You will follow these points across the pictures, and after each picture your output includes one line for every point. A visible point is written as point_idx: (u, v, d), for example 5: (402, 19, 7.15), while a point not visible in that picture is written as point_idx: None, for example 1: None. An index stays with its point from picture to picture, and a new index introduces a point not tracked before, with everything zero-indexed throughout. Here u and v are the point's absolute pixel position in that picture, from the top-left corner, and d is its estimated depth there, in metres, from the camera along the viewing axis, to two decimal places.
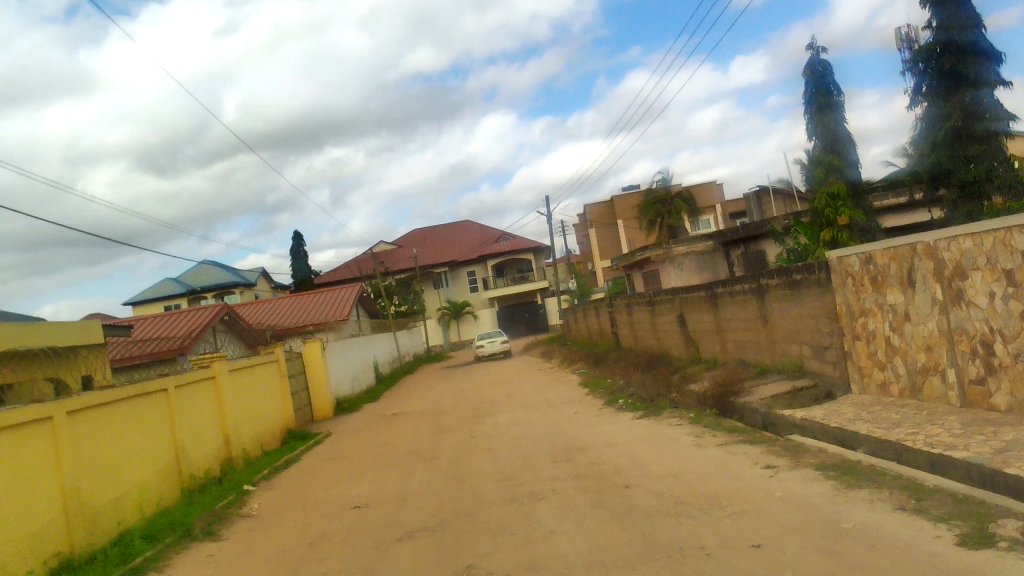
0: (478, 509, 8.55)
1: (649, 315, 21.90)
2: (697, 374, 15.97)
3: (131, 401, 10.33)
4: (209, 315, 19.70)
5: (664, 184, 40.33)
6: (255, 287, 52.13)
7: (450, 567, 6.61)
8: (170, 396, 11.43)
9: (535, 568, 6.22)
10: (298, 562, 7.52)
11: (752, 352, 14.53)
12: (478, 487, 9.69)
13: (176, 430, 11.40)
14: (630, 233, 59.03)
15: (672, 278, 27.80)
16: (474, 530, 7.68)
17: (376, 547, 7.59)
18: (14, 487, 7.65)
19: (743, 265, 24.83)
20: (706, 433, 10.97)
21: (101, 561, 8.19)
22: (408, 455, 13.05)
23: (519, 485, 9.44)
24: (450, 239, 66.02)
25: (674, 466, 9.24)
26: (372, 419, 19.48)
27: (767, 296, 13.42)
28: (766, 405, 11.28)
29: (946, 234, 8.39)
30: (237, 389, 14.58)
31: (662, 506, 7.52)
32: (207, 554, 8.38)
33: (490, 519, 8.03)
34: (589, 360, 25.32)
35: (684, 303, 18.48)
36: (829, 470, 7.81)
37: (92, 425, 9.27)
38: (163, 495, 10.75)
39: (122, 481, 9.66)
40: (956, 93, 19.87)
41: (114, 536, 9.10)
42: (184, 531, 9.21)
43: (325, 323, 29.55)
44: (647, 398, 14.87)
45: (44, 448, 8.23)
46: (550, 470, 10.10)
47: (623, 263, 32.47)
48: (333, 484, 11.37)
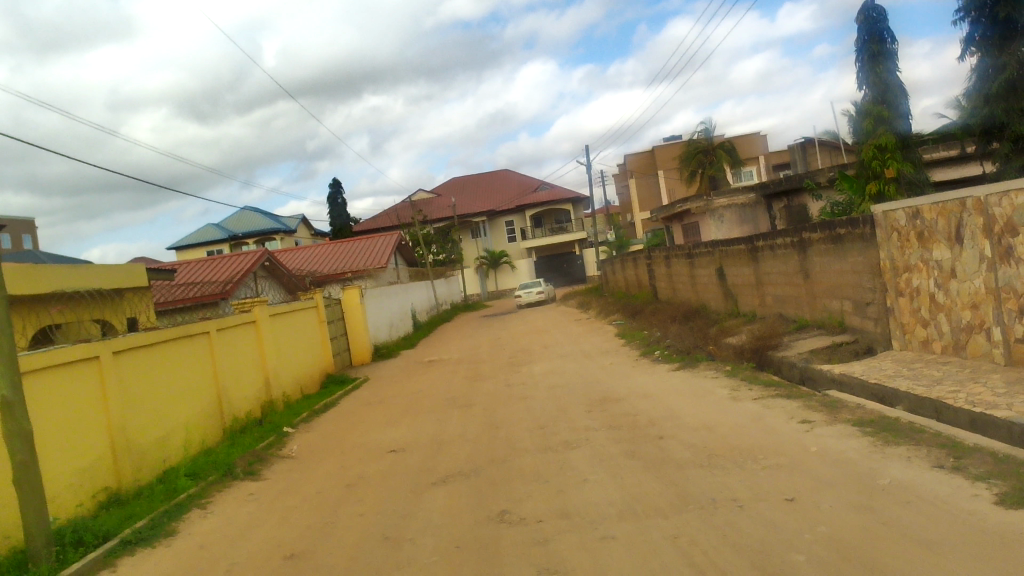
0: (513, 456, 8.65)
1: (688, 267, 21.74)
2: (735, 327, 15.87)
3: (175, 343, 10.54)
4: (250, 261, 19.95)
5: (706, 135, 39.66)
6: (295, 234, 52.66)
7: (483, 512, 6.72)
8: (212, 338, 11.65)
9: (567, 515, 6.30)
10: (336, 503, 7.70)
11: (792, 307, 14.38)
12: (513, 435, 9.80)
13: (217, 372, 11.64)
14: (671, 184, 58.28)
15: (711, 231, 27.50)
16: (508, 477, 7.78)
17: (412, 491, 7.75)
18: (63, 424, 7.89)
19: (785, 218, 24.44)
20: (742, 387, 10.93)
21: (147, 497, 8.46)
22: (445, 402, 13.22)
23: (553, 434, 9.53)
24: (488, 189, 65.84)
25: (709, 418, 9.24)
26: (410, 366, 19.73)
27: (809, 250, 13.23)
28: (804, 359, 11.20)
29: (998, 189, 8.14)
30: (278, 334, 14.81)
31: (696, 457, 7.54)
32: (248, 493, 8.60)
33: (524, 466, 8.13)
34: (626, 312, 25.29)
35: (723, 256, 18.30)
36: (866, 426, 7.76)
37: (137, 366, 9.48)
38: (207, 435, 11.02)
39: (166, 421, 9.91)
40: (1011, 43, 19.09)
41: (159, 473, 9.38)
42: (226, 470, 9.45)
43: (364, 270, 29.77)
44: (684, 350, 14.83)
45: (91, 387, 8.46)
46: (585, 419, 10.17)
47: (663, 214, 32.17)
48: (371, 428, 11.57)
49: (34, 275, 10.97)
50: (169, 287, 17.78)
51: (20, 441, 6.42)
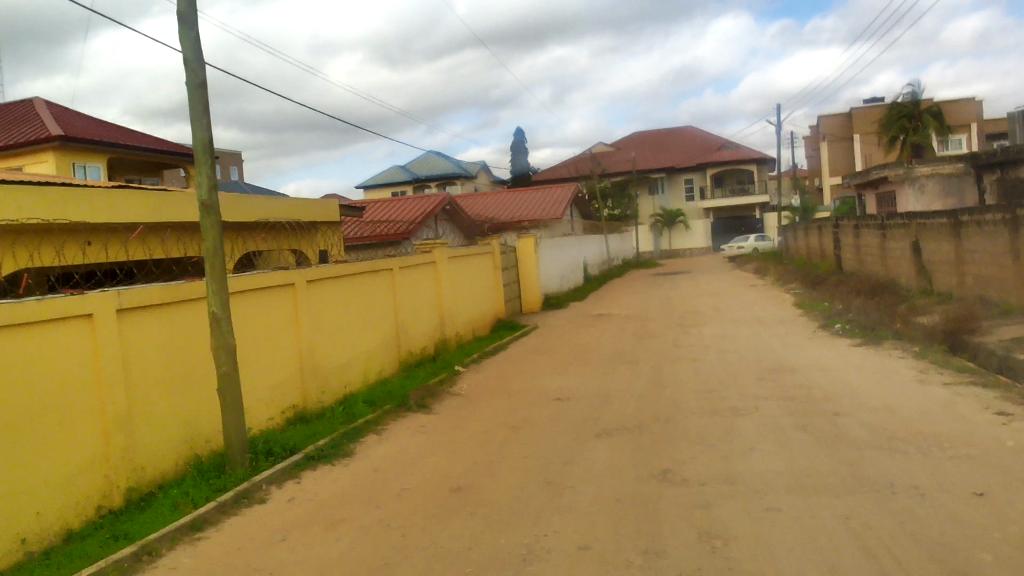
0: (678, 417, 8.56)
1: (879, 239, 20.46)
2: (927, 307, 14.83)
3: (361, 277, 11.13)
4: (432, 204, 20.62)
5: (913, 98, 36.74)
6: (475, 180, 53.87)
7: (646, 468, 6.72)
8: (395, 275, 12.21)
9: (732, 481, 6.19)
10: (502, 443, 7.94)
11: (996, 289, 13.22)
12: (679, 395, 9.69)
13: (397, 307, 12.21)
14: (867, 149, 54.66)
15: (909, 202, 25.63)
16: (672, 436, 7.73)
17: (575, 439, 7.86)
18: (261, 343, 8.57)
19: (997, 192, 22.38)
20: (930, 370, 10.26)
21: (330, 417, 9.08)
22: (612, 356, 13.25)
23: (720, 398, 9.34)
24: (670, 145, 64.44)
25: (891, 399, 8.73)
26: (579, 318, 19.89)
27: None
28: (1004, 348, 10.32)
29: None
30: (455, 275, 15.32)
31: (874, 439, 7.16)
32: (420, 425, 9.05)
33: (689, 428, 8.04)
34: (806, 281, 24.22)
35: (921, 229, 17.05)
36: None
37: (326, 295, 10.11)
38: (385, 365, 11.65)
39: (349, 349, 10.55)
40: None
41: (340, 397, 10.04)
42: (401, 400, 9.97)
43: (539, 219, 30.08)
44: (868, 326, 14.05)
45: (286, 311, 9.10)
46: (755, 387, 9.90)
47: (856, 181, 30.30)
48: (537, 375, 11.80)
49: (241, 205, 11.87)
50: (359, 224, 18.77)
51: (226, 354, 7.04)
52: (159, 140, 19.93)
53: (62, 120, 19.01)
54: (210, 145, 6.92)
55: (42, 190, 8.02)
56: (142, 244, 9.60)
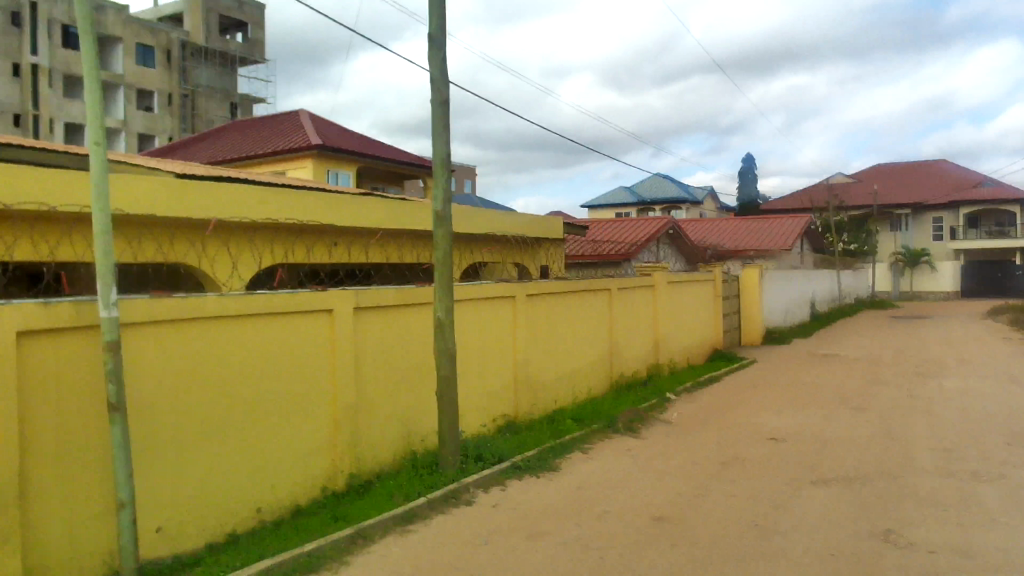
0: (909, 474, 7.78)
1: None
2: None
3: (579, 295, 11.15)
4: (656, 226, 19.59)
5: None
6: (703, 207, 52.19)
7: (865, 526, 6.18)
8: (613, 295, 12.15)
9: (969, 554, 5.56)
10: (707, 479, 7.67)
11: None
12: (910, 450, 8.80)
13: (613, 328, 12.13)
14: None
15: None
16: (898, 494, 7.05)
17: (786, 485, 7.38)
18: (475, 360, 8.83)
19: None
20: None
21: (537, 430, 9.24)
22: (836, 400, 12.30)
23: (960, 459, 8.36)
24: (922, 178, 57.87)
25: None
26: (802, 355, 18.62)
27: None
28: None
29: None
30: (675, 302, 14.89)
31: None
32: (626, 448, 8.97)
33: (918, 487, 7.29)
34: None
35: None
36: None
37: (545, 310, 10.25)
38: (596, 386, 11.63)
39: (562, 364, 10.64)
40: None
41: (549, 411, 10.16)
42: (609, 421, 9.94)
43: (767, 249, 26.71)
44: None
45: (505, 323, 9.37)
46: (1001, 451, 8.75)
47: None
48: (754, 412, 11.25)
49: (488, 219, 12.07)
50: (582, 244, 18.73)
51: (445, 358, 7.39)
52: (405, 154, 21.94)
53: (320, 130, 20.85)
54: (447, 161, 7.38)
55: (300, 195, 8.76)
56: (379, 248, 10.26)
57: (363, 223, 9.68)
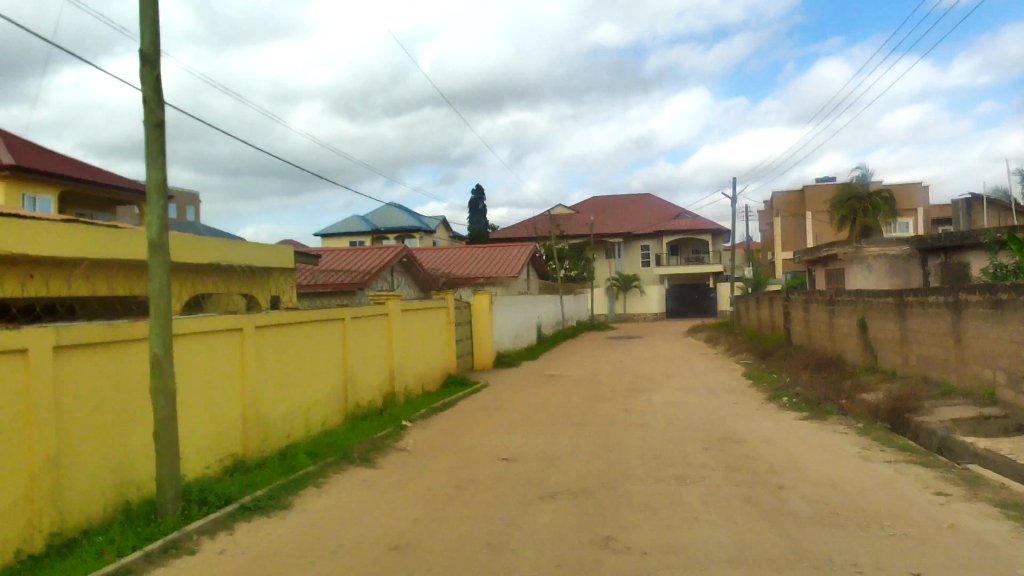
0: (624, 482, 8.44)
1: (826, 314, 19.71)
2: (871, 384, 14.60)
3: (311, 325, 10.89)
4: (389, 255, 19.68)
5: (864, 181, 38.92)
6: (435, 236, 53.29)
7: (589, 535, 6.60)
8: (346, 324, 12.00)
9: (674, 551, 6.13)
10: (444, 503, 7.78)
11: (937, 370, 13.20)
12: (626, 460, 9.54)
13: (347, 358, 11.97)
14: (819, 228, 53.60)
15: (857, 280, 24.81)
16: (618, 502, 7.62)
17: (518, 503, 7.69)
18: (199, 397, 8.29)
19: (941, 276, 21.47)
20: (873, 447, 10.20)
21: (268, 468, 8.85)
22: (561, 417, 13.04)
23: (667, 466, 9.21)
24: (631, 210, 63.38)
25: (828, 474, 8.69)
26: (530, 377, 19.56)
27: (964, 313, 12.23)
28: (946, 428, 10.42)
29: None
30: (409, 329, 15.01)
31: (816, 512, 7.14)
32: (362, 479, 8.87)
33: (634, 494, 7.93)
34: (755, 351, 23.60)
35: (868, 307, 16.62)
36: (1010, 510, 7.13)
37: (275, 342, 9.89)
38: (330, 418, 11.38)
39: (294, 398, 10.29)
40: None
41: (281, 447, 9.77)
42: (344, 453, 9.76)
43: (495, 276, 27.81)
44: (813, 400, 13.91)
45: (231, 357, 8.90)
46: (701, 456, 9.76)
47: (806, 257, 29.79)
48: (487, 434, 11.61)
49: (208, 248, 11.41)
50: (313, 273, 18.11)
51: (165, 398, 6.87)
52: (115, 178, 20.20)
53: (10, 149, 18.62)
54: (164, 187, 6.89)
55: None
56: (83, 280, 9.35)
57: (59, 252, 8.76)
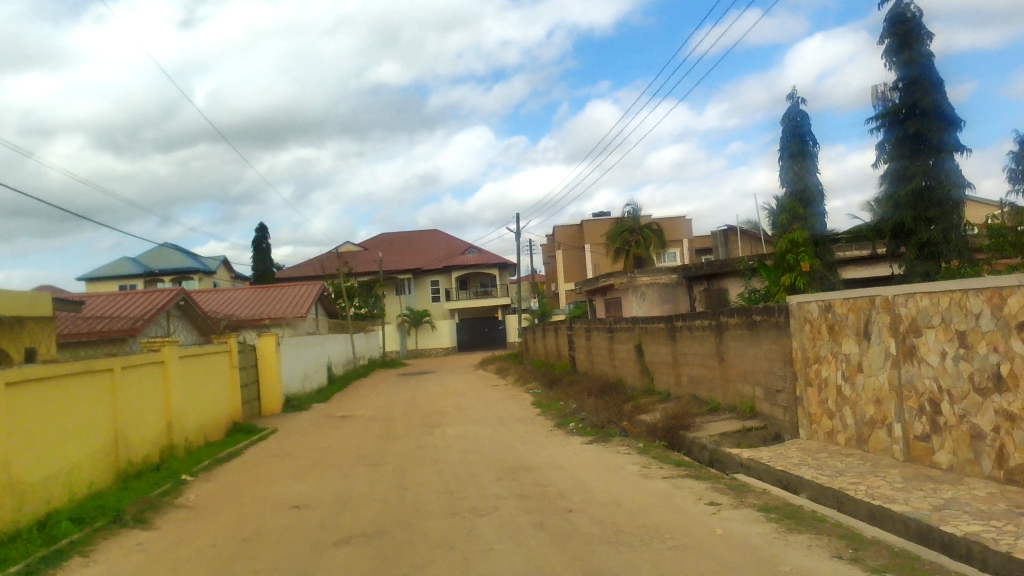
0: (419, 520, 8.39)
1: (606, 341, 20.78)
2: (648, 405, 15.54)
3: (73, 379, 9.97)
4: (163, 298, 18.49)
5: (634, 215, 41.68)
6: (215, 277, 50.73)
7: None
8: (115, 375, 11.10)
9: None
10: (231, 559, 7.36)
11: (705, 388, 14.27)
12: (421, 497, 9.50)
13: (117, 411, 11.05)
14: (598, 259, 56.58)
15: (632, 308, 26.39)
16: (415, 539, 7.58)
17: (311, 551, 7.43)
18: None
19: (705, 301, 23.31)
20: (652, 464, 10.84)
21: (24, 541, 7.94)
22: (354, 458, 12.77)
23: (462, 499, 9.27)
24: (419, 246, 63.78)
25: (613, 494, 9.12)
26: (321, 419, 19.02)
27: (725, 334, 13.36)
28: (714, 441, 11.27)
29: (905, 291, 8.79)
30: (187, 377, 14.14)
31: (604, 532, 7.47)
32: (138, 542, 8.19)
33: (429, 530, 7.91)
34: (543, 380, 24.40)
35: (642, 333, 17.72)
36: (770, 512, 7.84)
37: (31, 398, 8.95)
38: (98, 479, 10.42)
39: (55, 460, 9.34)
40: (919, 157, 18.36)
41: (40, 515, 8.82)
42: (115, 516, 8.97)
43: (281, 316, 26.90)
44: (598, 424, 14.59)
45: None
46: (494, 486, 9.91)
47: (586, 288, 31.21)
48: (277, 482, 11.13)
49: None
50: (76, 321, 16.56)
51: None
52: None
53: None
54: None
55: None
56: None
57: None
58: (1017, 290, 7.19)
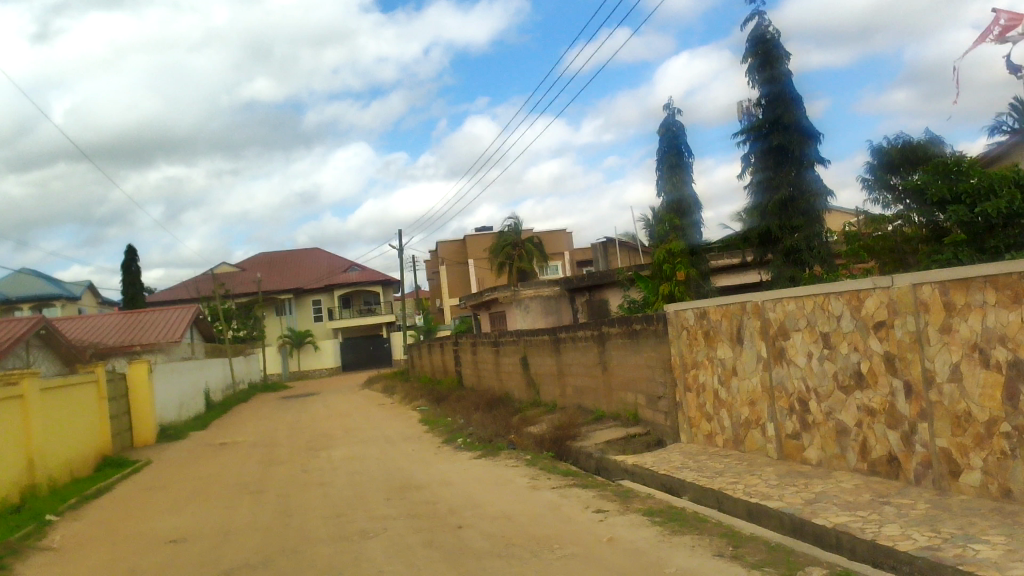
0: (304, 546, 8.16)
1: (492, 354, 20.87)
2: (535, 417, 15.68)
3: None
4: (22, 327, 17.35)
5: (516, 229, 42.10)
6: (80, 303, 48.05)
7: None
8: None
9: None
10: None
11: (590, 398, 14.52)
12: (307, 523, 9.25)
13: None
14: (481, 274, 56.80)
15: (516, 321, 26.62)
16: (301, 567, 7.37)
17: None
18: None
19: (588, 312, 23.76)
20: (541, 475, 10.95)
21: None
22: (235, 487, 12.32)
23: (350, 522, 9.08)
24: (300, 265, 62.39)
25: (504, 507, 9.15)
26: (199, 448, 18.26)
27: (607, 344, 13.65)
28: (600, 450, 11.49)
29: (773, 296, 9.23)
30: (50, 411, 13.30)
31: (495, 546, 7.47)
32: None
33: (317, 556, 7.71)
34: (430, 397, 24.25)
35: (527, 345, 17.89)
36: (655, 516, 8.05)
37: None
38: None
39: None
40: (783, 168, 19.38)
41: None
42: None
43: (154, 342, 25.71)
44: (486, 438, 14.62)
45: None
46: (383, 507, 9.77)
47: (471, 303, 31.30)
48: (152, 516, 10.60)
49: None
50: None
51: None
52: None
53: None
54: None
55: None
56: None
57: None
58: (872, 292, 7.67)
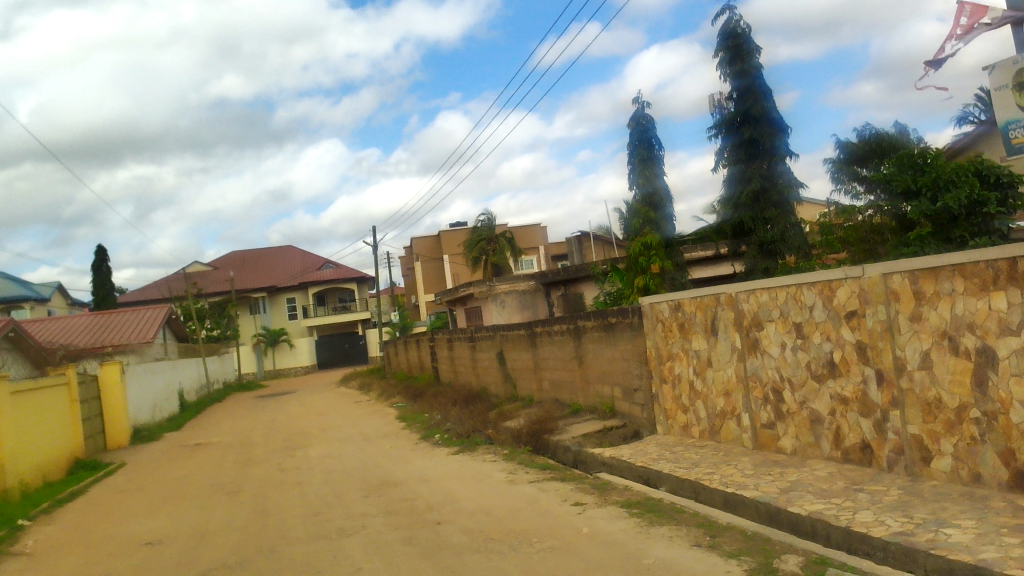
0: (282, 545, 8.13)
1: (469, 349, 20.84)
2: (512, 411, 15.69)
3: None
4: None
5: (490, 224, 42.05)
6: (49, 304, 47.33)
7: None
8: None
9: None
10: None
11: (566, 391, 14.55)
12: (285, 522, 9.22)
13: None
14: (456, 269, 56.67)
15: (492, 316, 26.59)
16: (278, 566, 7.34)
17: None
18: None
19: (563, 306, 23.79)
20: (519, 469, 10.97)
21: None
22: (211, 488, 12.23)
23: (328, 520, 9.05)
24: (273, 263, 61.91)
25: (482, 502, 9.16)
26: (174, 449, 18.08)
27: (583, 337, 13.68)
28: (578, 443, 11.52)
29: (746, 288, 9.30)
30: (20, 414, 13.12)
31: (474, 541, 7.49)
32: None
33: (295, 555, 7.68)
34: (406, 393, 24.18)
35: (504, 340, 17.88)
36: (633, 508, 8.11)
37: None
38: None
39: None
40: (754, 161, 19.52)
41: None
42: None
43: (126, 343, 25.42)
44: (463, 434, 14.61)
45: None
46: (361, 504, 9.75)
47: (446, 298, 31.25)
48: (127, 519, 10.49)
49: None
50: None
51: None
52: None
53: None
54: None
55: None
56: None
57: None
58: (843, 282, 7.75)
